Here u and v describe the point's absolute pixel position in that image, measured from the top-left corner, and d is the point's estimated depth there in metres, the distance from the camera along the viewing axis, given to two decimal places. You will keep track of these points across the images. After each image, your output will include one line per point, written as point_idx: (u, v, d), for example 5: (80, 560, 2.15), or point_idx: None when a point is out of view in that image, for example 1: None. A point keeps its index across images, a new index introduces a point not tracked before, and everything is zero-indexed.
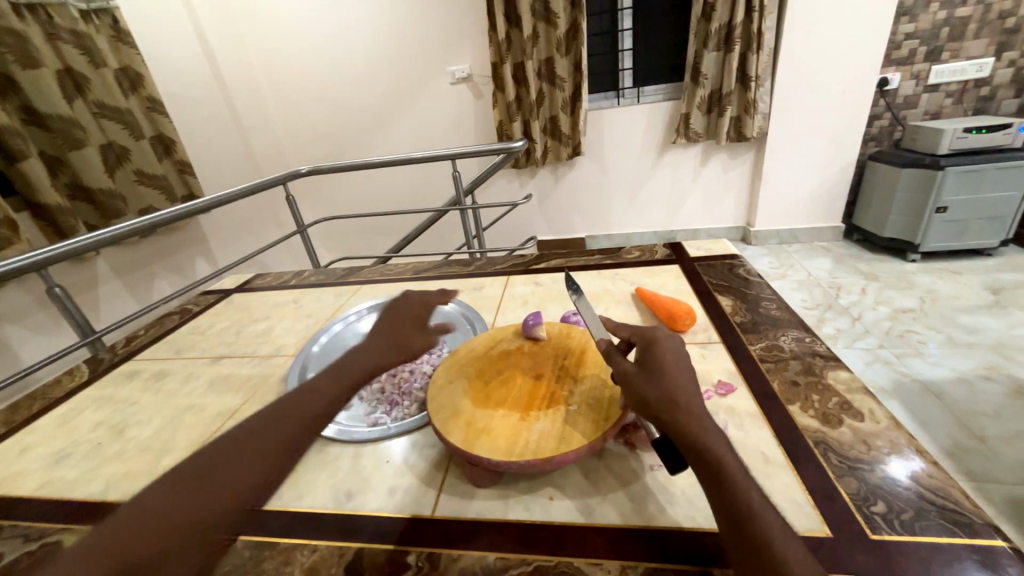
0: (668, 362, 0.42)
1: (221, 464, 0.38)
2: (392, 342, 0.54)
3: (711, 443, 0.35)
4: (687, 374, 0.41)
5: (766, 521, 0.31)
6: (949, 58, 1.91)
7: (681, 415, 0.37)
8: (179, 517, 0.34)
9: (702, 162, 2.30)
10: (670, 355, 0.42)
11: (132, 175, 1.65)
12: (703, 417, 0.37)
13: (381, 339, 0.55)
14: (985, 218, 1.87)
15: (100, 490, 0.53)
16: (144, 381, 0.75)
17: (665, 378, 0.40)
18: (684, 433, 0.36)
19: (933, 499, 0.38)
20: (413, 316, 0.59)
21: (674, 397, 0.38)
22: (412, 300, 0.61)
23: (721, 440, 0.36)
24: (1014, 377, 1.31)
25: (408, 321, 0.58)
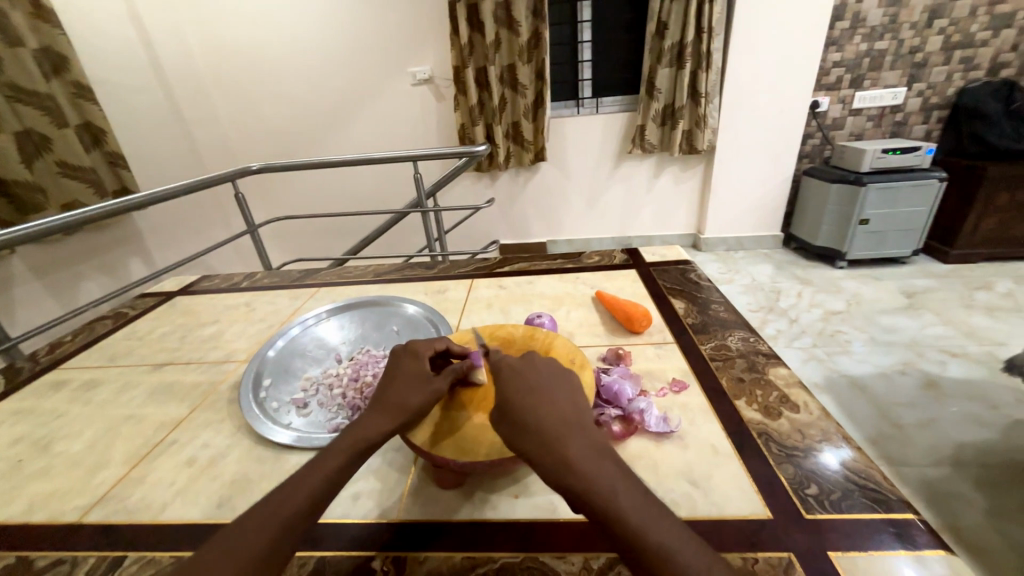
0: (519, 393, 0.41)
1: (297, 476, 0.37)
2: (390, 406, 0.44)
3: (578, 467, 0.34)
4: (544, 394, 0.40)
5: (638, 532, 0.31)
6: (869, 86, 2.13)
7: (547, 450, 0.36)
8: (251, 532, 0.33)
9: (657, 172, 2.41)
10: (517, 386, 0.41)
11: (54, 166, 1.51)
12: (565, 440, 0.36)
13: (376, 405, 0.45)
14: (900, 230, 2.09)
15: (22, 511, 0.48)
16: (73, 391, 0.69)
17: (520, 413, 0.39)
18: (552, 474, 0.35)
19: (858, 481, 0.43)
20: (413, 368, 0.48)
21: (532, 431, 0.37)
22: (409, 350, 0.50)
23: (588, 458, 0.35)
24: (925, 372, 1.47)
25: (405, 376, 0.47)
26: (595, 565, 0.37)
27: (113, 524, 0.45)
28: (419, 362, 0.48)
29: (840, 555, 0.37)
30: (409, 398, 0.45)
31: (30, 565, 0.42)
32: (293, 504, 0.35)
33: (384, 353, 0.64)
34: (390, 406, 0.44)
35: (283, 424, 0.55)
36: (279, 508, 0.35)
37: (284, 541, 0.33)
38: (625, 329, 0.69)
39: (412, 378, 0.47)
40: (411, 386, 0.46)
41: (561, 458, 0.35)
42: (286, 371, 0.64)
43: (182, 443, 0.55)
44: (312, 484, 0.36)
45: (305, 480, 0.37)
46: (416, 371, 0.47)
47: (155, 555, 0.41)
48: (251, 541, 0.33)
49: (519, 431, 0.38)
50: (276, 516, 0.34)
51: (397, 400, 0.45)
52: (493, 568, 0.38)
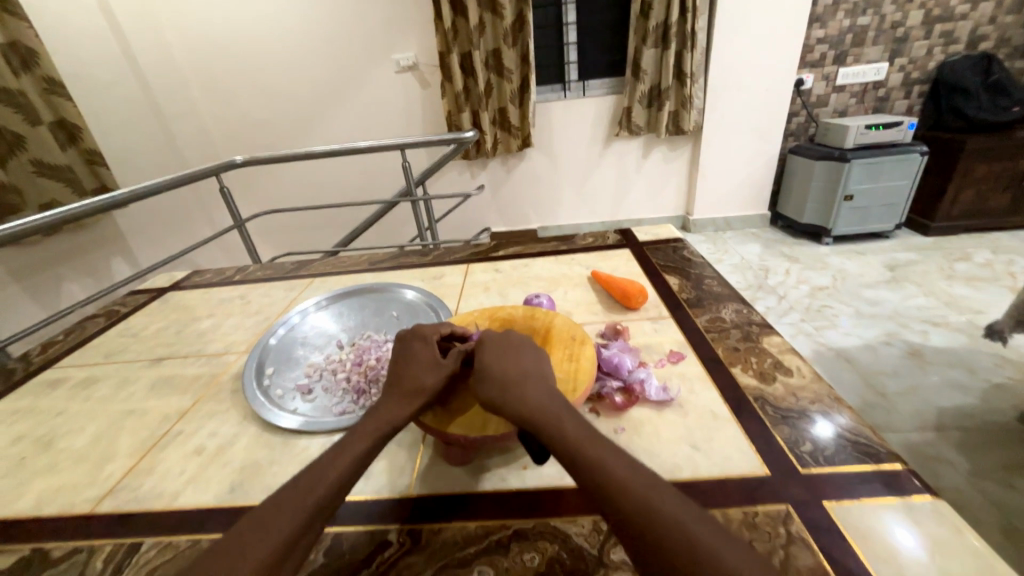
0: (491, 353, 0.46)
1: (323, 459, 0.38)
2: (407, 390, 0.45)
3: (537, 405, 0.39)
4: (516, 354, 0.46)
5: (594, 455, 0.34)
6: (853, 62, 2.14)
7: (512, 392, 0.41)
8: (281, 514, 0.34)
9: (645, 154, 2.41)
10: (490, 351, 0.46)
11: (28, 165, 1.46)
12: (529, 387, 0.42)
13: (392, 390, 0.46)
14: (883, 205, 2.13)
15: (32, 506, 0.48)
16: (71, 389, 0.68)
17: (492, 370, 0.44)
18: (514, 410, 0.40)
19: (849, 437, 0.45)
20: (424, 352, 0.48)
21: (501, 381, 0.43)
22: (416, 334, 0.50)
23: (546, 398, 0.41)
24: (908, 342, 1.51)
25: (417, 360, 0.48)
26: (603, 526, 0.39)
27: (127, 513, 0.45)
28: (428, 346, 0.49)
29: (835, 505, 0.38)
30: (424, 379, 0.46)
31: (46, 556, 0.42)
32: (322, 486, 0.36)
33: (386, 338, 0.65)
34: (407, 389, 0.45)
35: (289, 410, 0.56)
36: (308, 491, 0.36)
37: (314, 521, 0.34)
38: (622, 306, 0.71)
39: (424, 361, 0.47)
40: (424, 368, 0.47)
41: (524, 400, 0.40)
42: (288, 359, 0.65)
43: (189, 434, 0.55)
44: (340, 466, 0.38)
45: (332, 465, 0.38)
46: (426, 355, 0.48)
47: (173, 538, 0.42)
48: (282, 523, 0.33)
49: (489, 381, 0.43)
50: (306, 496, 0.35)
51: (412, 384, 0.45)
52: (507, 534, 0.39)
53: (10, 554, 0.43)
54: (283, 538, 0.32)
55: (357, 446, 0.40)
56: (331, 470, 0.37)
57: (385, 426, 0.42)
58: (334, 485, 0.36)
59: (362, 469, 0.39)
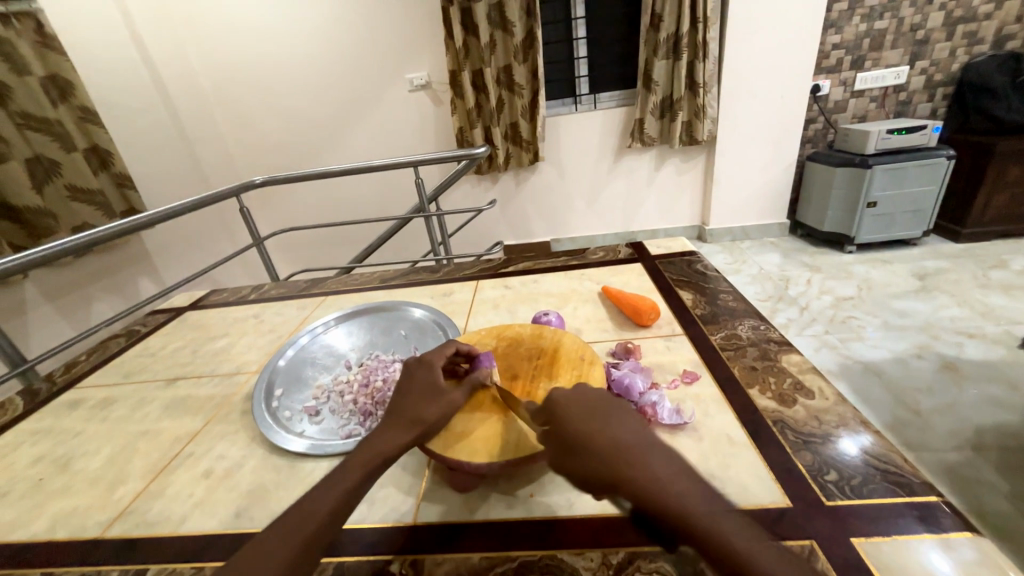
0: (575, 413, 0.38)
1: (316, 490, 0.38)
2: (406, 418, 0.45)
3: (603, 434, 0.36)
4: (609, 418, 0.37)
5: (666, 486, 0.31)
6: (871, 67, 2.10)
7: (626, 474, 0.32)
8: (274, 547, 0.33)
9: (658, 165, 2.40)
10: (570, 407, 0.39)
11: (64, 190, 1.53)
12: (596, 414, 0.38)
13: (391, 416, 0.45)
14: (909, 211, 2.05)
15: (45, 529, 0.48)
16: (90, 409, 0.70)
17: (581, 434, 0.36)
18: (597, 451, 0.35)
19: (878, 465, 0.42)
20: (428, 380, 0.48)
21: (573, 410, 0.39)
22: (423, 359, 0.50)
23: (676, 479, 0.31)
24: (941, 355, 1.44)
25: (420, 388, 0.48)
26: (613, 560, 0.37)
27: (134, 538, 0.46)
28: (433, 374, 0.49)
29: (863, 541, 0.36)
30: (425, 409, 0.45)
31: None
32: (313, 517, 0.35)
33: (393, 358, 0.65)
34: (405, 418, 0.45)
35: (296, 433, 0.55)
36: (300, 524, 0.35)
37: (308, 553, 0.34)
38: (633, 323, 0.69)
39: (427, 390, 0.47)
40: (427, 398, 0.46)
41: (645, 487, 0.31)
42: (296, 380, 0.65)
43: (198, 456, 0.55)
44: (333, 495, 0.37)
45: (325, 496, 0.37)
46: (430, 383, 0.48)
47: (176, 566, 0.42)
48: (274, 557, 0.33)
49: (591, 456, 0.35)
50: (299, 528, 0.35)
51: (411, 413, 0.45)
52: (512, 567, 0.38)
53: None
54: (276, 573, 0.32)
55: (349, 475, 0.39)
56: (326, 500, 0.36)
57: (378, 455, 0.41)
58: (328, 516, 0.36)
59: (356, 498, 0.38)
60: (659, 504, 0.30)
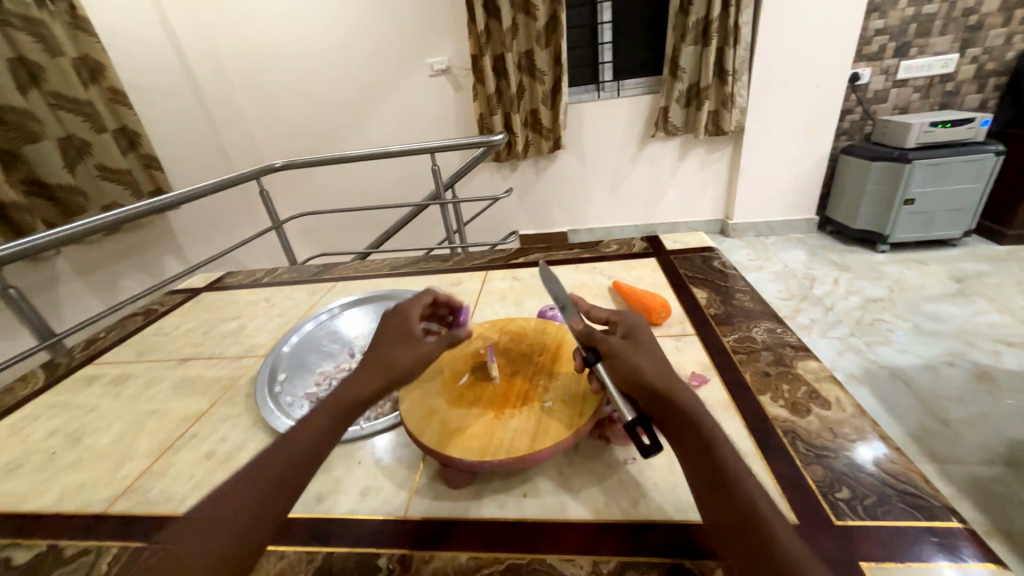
0: (651, 341, 0.44)
1: (263, 461, 0.37)
2: (377, 364, 0.43)
3: (667, 374, 0.40)
4: (664, 363, 0.41)
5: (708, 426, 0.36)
6: (916, 54, 1.96)
7: (675, 390, 0.38)
8: (221, 532, 0.33)
9: (681, 156, 2.32)
10: (650, 336, 0.45)
11: (94, 170, 1.57)
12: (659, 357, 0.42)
13: (362, 362, 0.44)
14: (949, 210, 1.94)
15: (54, 502, 0.50)
16: (105, 386, 0.72)
17: (653, 354, 0.42)
18: (657, 386, 0.38)
19: (895, 483, 0.39)
20: (403, 328, 0.47)
21: (648, 349, 0.43)
22: (401, 308, 0.50)
23: (713, 424, 0.37)
24: (976, 363, 1.36)
25: (396, 335, 0.47)
26: (604, 569, 0.36)
27: (135, 515, 0.47)
28: (409, 322, 0.48)
29: (873, 566, 0.33)
30: (397, 357, 0.44)
31: (59, 553, 0.44)
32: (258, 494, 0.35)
33: None
34: (375, 364, 0.44)
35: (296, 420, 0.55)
36: (248, 505, 0.34)
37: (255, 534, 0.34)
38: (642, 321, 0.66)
39: (401, 336, 0.46)
40: (400, 345, 0.45)
41: (686, 404, 0.37)
42: (300, 366, 0.65)
43: (201, 437, 0.56)
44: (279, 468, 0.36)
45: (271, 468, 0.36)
46: (406, 331, 0.47)
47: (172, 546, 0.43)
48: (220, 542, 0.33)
49: (642, 387, 0.39)
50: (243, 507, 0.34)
51: (382, 358, 0.44)
52: (499, 569, 0.37)
53: (29, 549, 0.45)
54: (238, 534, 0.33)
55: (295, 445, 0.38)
56: (274, 474, 0.36)
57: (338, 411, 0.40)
58: (278, 491, 0.35)
59: (309, 466, 0.37)
60: (696, 433, 0.36)
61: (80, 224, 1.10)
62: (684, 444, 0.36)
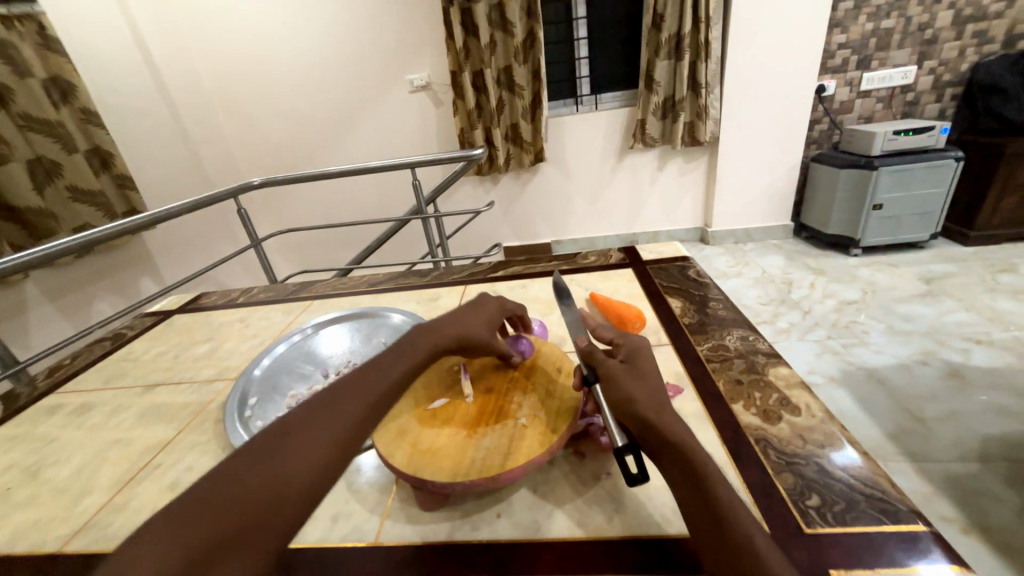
0: (650, 367, 0.44)
1: (312, 423, 0.38)
2: (462, 330, 0.51)
3: (659, 402, 0.39)
4: (659, 389, 0.41)
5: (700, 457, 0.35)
6: (877, 66, 2.05)
7: (666, 419, 0.38)
8: (244, 487, 0.32)
9: (660, 166, 2.37)
10: (651, 363, 0.45)
11: (65, 192, 1.53)
12: (651, 383, 0.42)
13: (447, 324, 0.51)
14: (916, 214, 2.01)
15: (5, 542, 0.48)
16: (67, 415, 0.69)
17: (649, 381, 0.42)
18: (647, 415, 0.38)
19: (863, 489, 0.40)
20: (491, 313, 0.55)
21: (643, 372, 0.43)
22: (490, 299, 0.57)
23: (706, 455, 0.36)
24: (947, 361, 1.40)
25: (484, 315, 0.54)
26: None
27: (92, 553, 0.44)
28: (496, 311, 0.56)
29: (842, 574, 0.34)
30: (480, 331, 0.52)
31: None
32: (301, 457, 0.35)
33: None
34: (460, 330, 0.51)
35: None
36: (289, 467, 0.34)
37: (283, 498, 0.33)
38: None
39: (488, 318, 0.54)
40: (485, 325, 0.53)
41: (677, 434, 0.37)
42: (272, 389, 0.64)
43: (167, 467, 0.54)
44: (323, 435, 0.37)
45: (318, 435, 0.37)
46: (491, 316, 0.55)
47: None
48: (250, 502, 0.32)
49: (634, 417, 0.38)
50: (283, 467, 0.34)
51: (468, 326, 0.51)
52: None
53: None
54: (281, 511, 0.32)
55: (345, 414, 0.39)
56: (323, 437, 0.36)
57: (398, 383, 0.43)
58: (330, 456, 0.36)
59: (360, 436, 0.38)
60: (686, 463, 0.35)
61: (50, 246, 1.06)
62: (674, 476, 0.35)
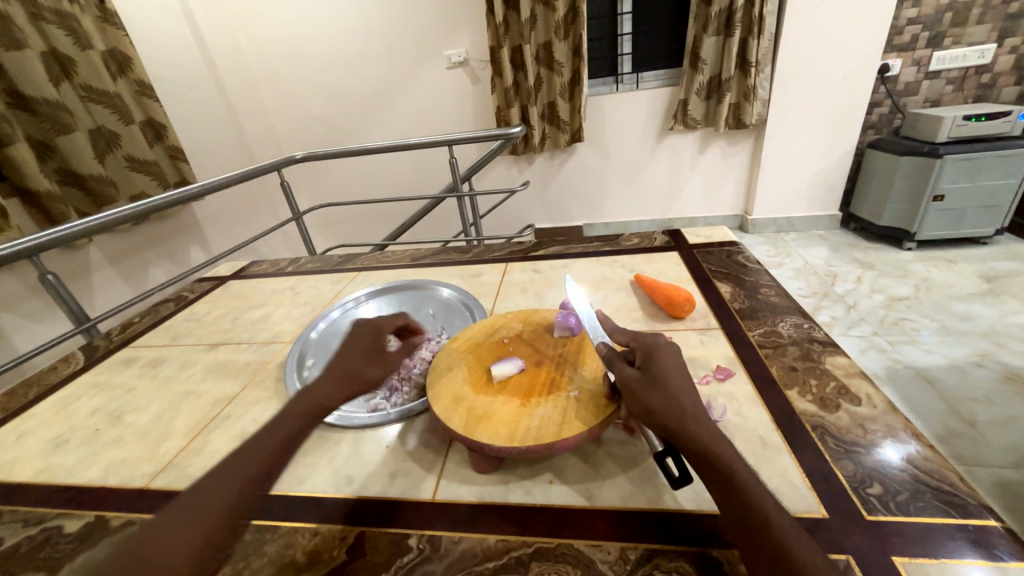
0: (670, 364, 0.42)
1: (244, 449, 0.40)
2: (349, 376, 0.49)
3: (682, 406, 0.38)
4: (685, 391, 0.40)
5: (731, 460, 0.35)
6: (950, 45, 1.89)
7: (687, 424, 0.37)
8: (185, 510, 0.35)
9: (700, 150, 2.28)
10: (671, 361, 0.43)
11: (123, 161, 1.62)
12: (674, 384, 0.40)
13: (332, 370, 0.49)
14: (981, 207, 1.87)
15: (99, 475, 0.53)
16: (141, 367, 0.75)
17: (671, 386, 0.40)
18: (665, 426, 0.37)
19: (928, 481, 0.39)
20: (372, 342, 0.53)
21: (662, 377, 0.41)
22: (363, 327, 0.55)
23: (735, 457, 0.35)
24: (1005, 364, 1.32)
25: (363, 349, 0.52)
26: (630, 556, 0.36)
27: (176, 491, 0.49)
28: (378, 336, 0.54)
29: (906, 561, 0.33)
30: (368, 371, 0.50)
31: (106, 524, 0.46)
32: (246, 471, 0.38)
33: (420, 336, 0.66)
34: (346, 375, 0.49)
35: None
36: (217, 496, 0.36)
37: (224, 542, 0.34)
38: (666, 315, 0.66)
39: (366, 354, 0.52)
40: (369, 361, 0.51)
41: (699, 437, 0.36)
42: (327, 353, 0.67)
43: (235, 418, 0.58)
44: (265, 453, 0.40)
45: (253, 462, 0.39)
46: (372, 347, 0.53)
47: None
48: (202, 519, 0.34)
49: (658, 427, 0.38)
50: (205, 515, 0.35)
51: (353, 372, 0.49)
52: (527, 552, 0.38)
53: (78, 518, 0.47)
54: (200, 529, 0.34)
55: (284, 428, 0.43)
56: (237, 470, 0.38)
57: (317, 407, 0.45)
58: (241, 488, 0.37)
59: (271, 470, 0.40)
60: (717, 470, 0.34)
61: (115, 212, 1.13)
62: (710, 482, 0.35)
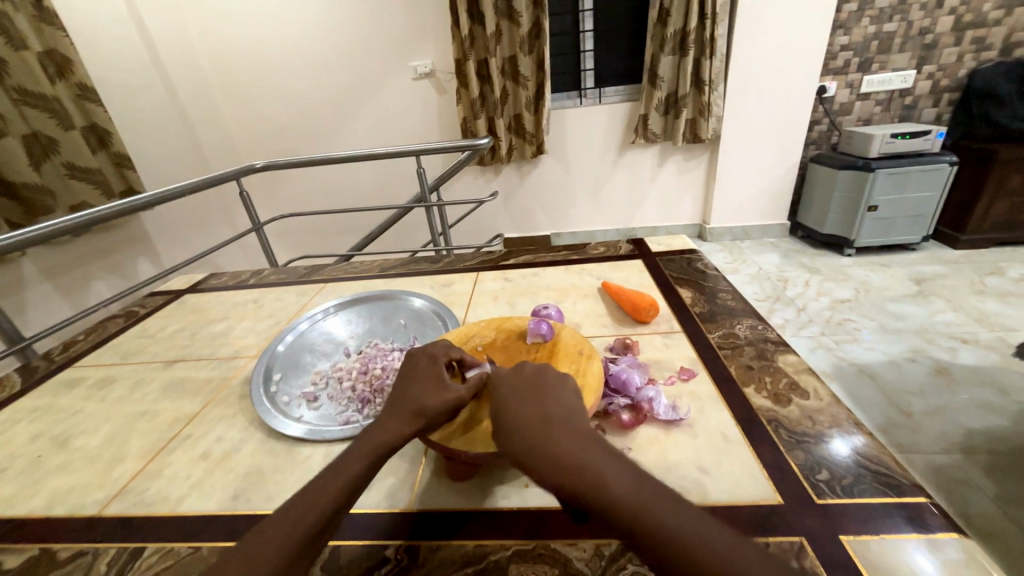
0: (519, 400, 0.41)
1: (306, 495, 0.37)
2: (408, 409, 0.43)
3: (527, 447, 0.36)
4: (530, 422, 0.38)
5: (586, 479, 0.32)
6: (878, 69, 2.08)
7: (541, 465, 0.35)
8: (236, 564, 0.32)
9: (660, 162, 2.39)
10: (506, 397, 0.41)
11: (61, 169, 1.51)
12: (517, 425, 0.38)
13: (393, 405, 0.45)
14: (909, 216, 2.06)
15: (44, 505, 0.49)
16: (88, 388, 0.70)
17: (518, 426, 0.38)
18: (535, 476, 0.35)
19: (869, 466, 0.43)
20: (430, 370, 0.47)
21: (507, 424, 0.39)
22: (419, 354, 0.49)
23: (591, 473, 0.33)
24: (935, 359, 1.45)
25: (423, 379, 0.46)
26: (606, 552, 0.38)
27: (132, 516, 0.46)
28: (435, 364, 0.48)
29: (852, 539, 0.37)
30: (426, 399, 0.44)
31: (53, 557, 0.43)
32: (304, 519, 0.35)
33: (393, 347, 0.65)
34: (407, 408, 0.44)
35: (294, 418, 0.56)
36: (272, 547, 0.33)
37: None
38: (632, 319, 0.69)
39: (429, 381, 0.46)
40: (431, 390, 0.45)
41: (558, 454, 0.34)
42: (295, 367, 0.65)
43: (197, 437, 0.56)
44: (327, 498, 0.36)
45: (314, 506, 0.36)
46: (433, 374, 0.47)
47: (174, 545, 0.42)
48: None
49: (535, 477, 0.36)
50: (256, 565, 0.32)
51: (414, 404, 0.44)
52: (505, 555, 0.38)
53: (19, 553, 0.44)
54: None
55: (350, 470, 0.39)
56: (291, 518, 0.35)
57: (381, 446, 0.41)
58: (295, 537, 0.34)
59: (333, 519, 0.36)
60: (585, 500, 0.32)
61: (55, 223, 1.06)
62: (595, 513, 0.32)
